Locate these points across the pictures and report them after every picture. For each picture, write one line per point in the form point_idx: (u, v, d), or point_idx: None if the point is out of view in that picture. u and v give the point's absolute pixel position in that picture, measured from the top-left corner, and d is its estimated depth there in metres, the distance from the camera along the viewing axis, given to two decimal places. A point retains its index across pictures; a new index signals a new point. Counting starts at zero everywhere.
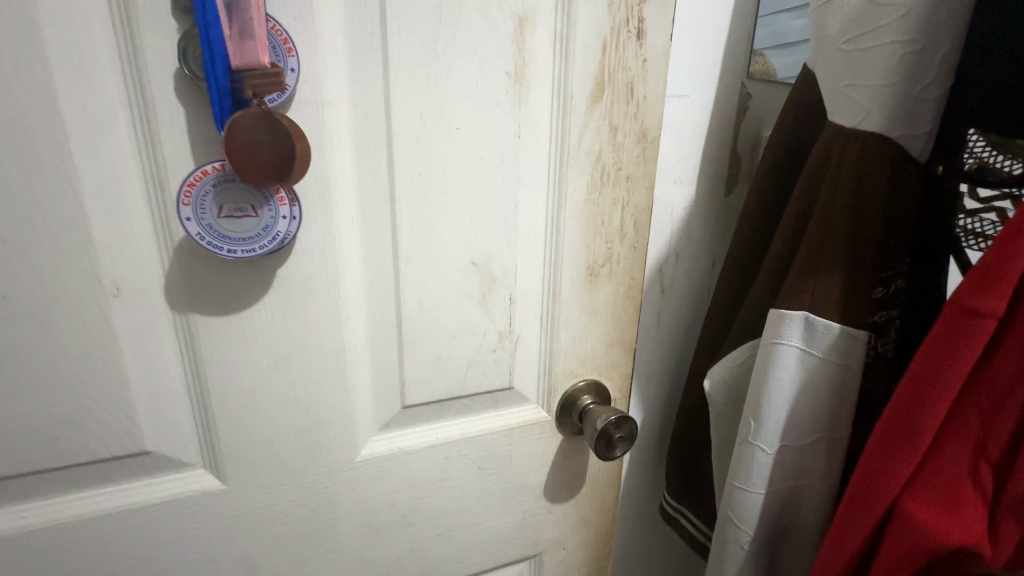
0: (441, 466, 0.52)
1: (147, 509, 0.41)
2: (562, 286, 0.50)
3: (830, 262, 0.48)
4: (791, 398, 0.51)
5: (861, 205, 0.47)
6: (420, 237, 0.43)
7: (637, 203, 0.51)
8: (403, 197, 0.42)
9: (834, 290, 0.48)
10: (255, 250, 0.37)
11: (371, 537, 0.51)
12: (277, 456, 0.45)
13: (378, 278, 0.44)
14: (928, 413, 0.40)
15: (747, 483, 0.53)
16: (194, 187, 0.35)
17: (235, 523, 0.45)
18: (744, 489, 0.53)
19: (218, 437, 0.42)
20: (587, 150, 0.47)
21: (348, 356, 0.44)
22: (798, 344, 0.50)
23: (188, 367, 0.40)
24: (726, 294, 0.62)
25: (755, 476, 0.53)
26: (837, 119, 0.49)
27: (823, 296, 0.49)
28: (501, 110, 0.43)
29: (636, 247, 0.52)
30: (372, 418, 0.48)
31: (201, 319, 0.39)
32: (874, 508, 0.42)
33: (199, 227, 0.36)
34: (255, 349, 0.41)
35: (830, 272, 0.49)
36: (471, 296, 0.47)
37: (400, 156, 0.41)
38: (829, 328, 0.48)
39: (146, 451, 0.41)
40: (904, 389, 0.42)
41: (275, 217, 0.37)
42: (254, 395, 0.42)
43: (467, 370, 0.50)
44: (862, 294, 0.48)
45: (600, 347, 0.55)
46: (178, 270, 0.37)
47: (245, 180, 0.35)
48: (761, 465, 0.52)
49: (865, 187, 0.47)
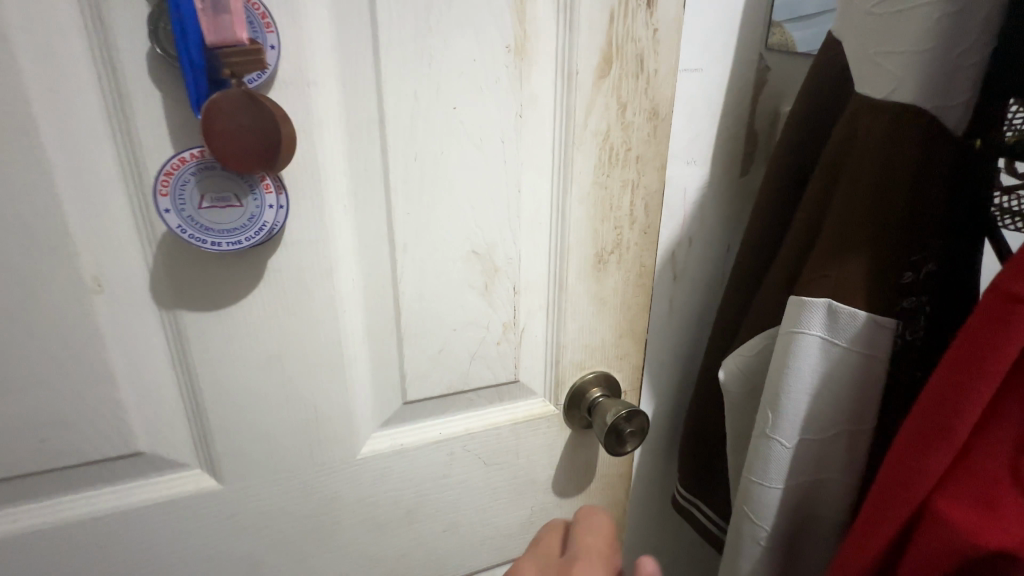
0: (445, 462, 0.50)
1: (143, 510, 0.40)
2: (569, 274, 0.48)
3: (855, 245, 0.45)
4: (811, 390, 0.48)
5: (890, 183, 0.44)
6: (417, 225, 0.41)
7: (647, 184, 0.48)
8: (398, 182, 0.39)
9: (859, 276, 0.45)
10: (241, 242, 0.35)
11: (375, 534, 0.49)
12: (276, 455, 0.43)
13: (374, 268, 0.42)
14: (965, 406, 0.37)
15: (765, 477, 0.51)
16: (172, 176, 0.33)
17: (235, 522, 0.44)
18: (761, 484, 0.51)
19: (213, 436, 0.41)
20: (594, 129, 0.44)
21: (346, 349, 0.42)
22: (820, 333, 0.47)
23: (178, 366, 0.38)
24: (741, 279, 0.59)
25: (774, 471, 0.50)
26: (865, 90, 0.45)
27: (847, 282, 0.46)
28: (501, 88, 0.40)
29: (647, 232, 0.49)
30: (373, 413, 0.46)
31: (189, 316, 0.37)
32: (902, 505, 0.40)
33: (179, 220, 0.33)
34: (248, 346, 0.39)
35: (853, 254, 0.45)
36: (473, 287, 0.45)
37: (393, 138, 0.38)
38: (854, 317, 0.45)
39: (140, 452, 0.39)
40: (941, 381, 0.39)
41: (260, 207, 0.35)
42: (248, 392, 0.40)
43: (470, 364, 0.48)
44: (889, 279, 0.45)
45: (609, 337, 0.52)
46: (162, 265, 0.35)
47: (226, 165, 0.32)
48: (779, 461, 0.50)
49: (896, 164, 0.43)
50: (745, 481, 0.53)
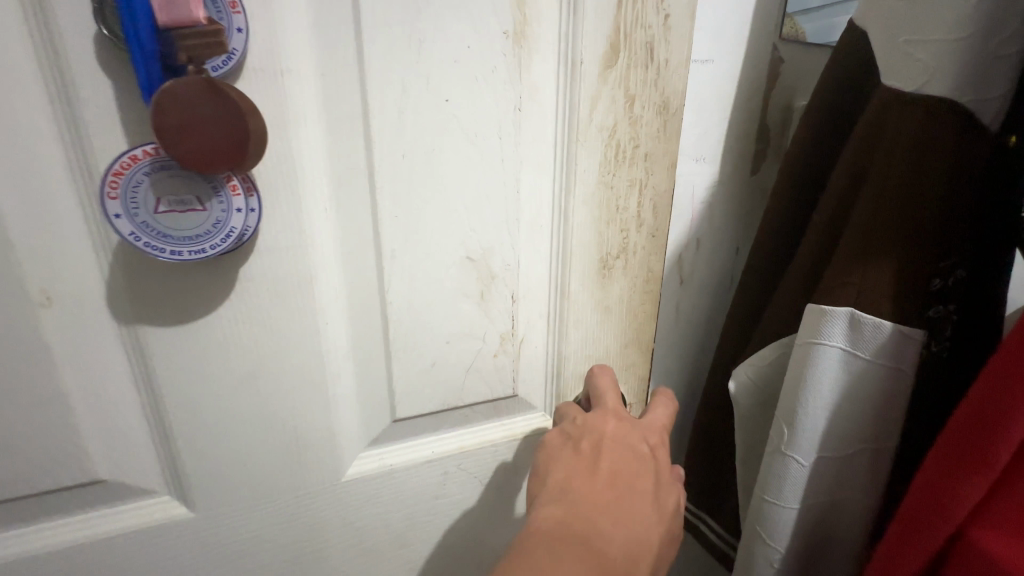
0: (438, 482, 0.47)
1: (106, 542, 0.37)
2: (571, 282, 0.44)
3: (880, 251, 0.42)
4: (831, 406, 0.45)
5: (921, 181, 0.40)
6: (405, 230, 0.37)
7: (656, 184, 0.44)
8: (384, 182, 0.36)
9: (884, 284, 0.42)
10: (205, 251, 0.31)
11: (363, 559, 0.46)
12: (253, 481, 0.40)
13: (359, 277, 0.38)
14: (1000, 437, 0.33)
15: (779, 496, 0.48)
16: (123, 177, 0.28)
17: (208, 553, 0.40)
18: (776, 504, 0.48)
19: (181, 462, 0.37)
20: (600, 125, 0.40)
21: (328, 365, 0.39)
22: (841, 344, 0.43)
23: (142, 387, 0.35)
24: (752, 284, 0.56)
25: (789, 490, 0.47)
26: (892, 83, 0.42)
27: (871, 290, 0.42)
28: (498, 78, 0.37)
29: (655, 235, 0.46)
30: (360, 432, 0.43)
31: (151, 332, 0.33)
32: (932, 532, 0.36)
33: (133, 227, 0.29)
34: (220, 364, 0.35)
35: (878, 260, 0.42)
36: (468, 296, 0.41)
37: (379, 133, 0.35)
38: (878, 327, 0.42)
39: (100, 479, 0.36)
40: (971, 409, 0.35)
41: (227, 210, 0.30)
42: (220, 413, 0.37)
43: (465, 378, 0.44)
44: (916, 287, 0.42)
45: (614, 347, 0.49)
46: (122, 277, 0.32)
47: (182, 163, 0.28)
48: (795, 480, 0.47)
49: (927, 161, 0.40)
50: (758, 498, 0.50)
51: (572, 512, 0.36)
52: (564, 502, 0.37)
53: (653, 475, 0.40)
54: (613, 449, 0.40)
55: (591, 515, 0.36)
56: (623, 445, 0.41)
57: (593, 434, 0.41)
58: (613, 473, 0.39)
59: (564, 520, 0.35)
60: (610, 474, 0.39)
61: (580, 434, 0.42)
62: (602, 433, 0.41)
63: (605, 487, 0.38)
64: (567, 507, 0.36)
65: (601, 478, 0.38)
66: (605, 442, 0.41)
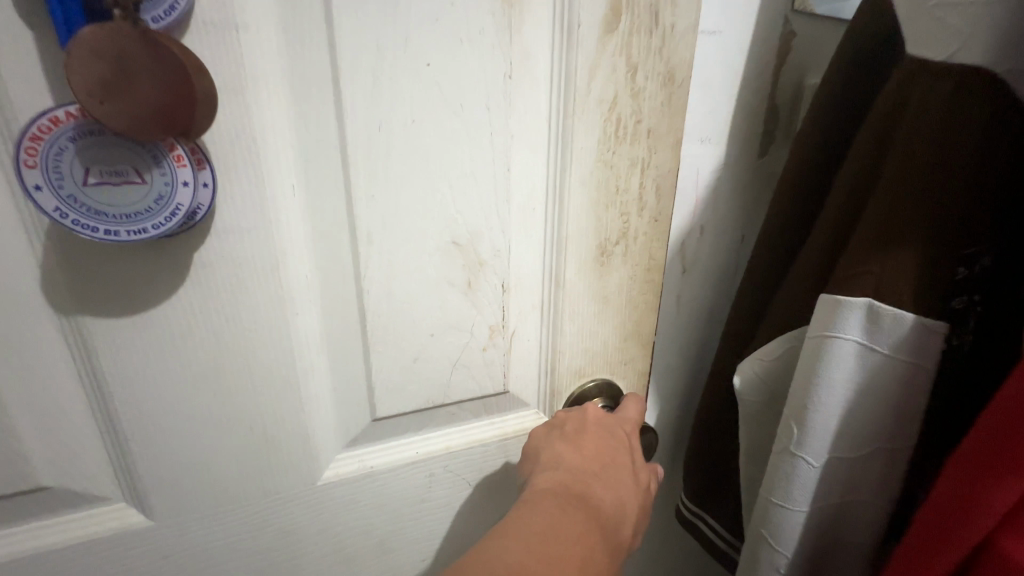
0: (423, 484, 0.43)
1: (53, 555, 0.33)
2: (567, 269, 0.41)
3: (902, 236, 0.38)
4: (845, 402, 0.41)
5: (949, 158, 0.36)
6: (383, 211, 0.34)
7: (659, 164, 0.40)
8: (359, 157, 0.32)
9: (905, 273, 0.38)
10: (147, 230, 0.27)
11: (344, 566, 0.43)
12: (218, 485, 0.36)
13: (332, 263, 0.34)
14: (989, 487, 0.29)
15: (787, 498, 0.45)
16: (43, 142, 0.24)
17: (170, 562, 0.37)
18: (784, 506, 0.45)
19: (135, 466, 0.34)
20: (599, 97, 0.36)
21: (301, 361, 0.35)
22: (857, 338, 0.40)
23: (87, 385, 0.31)
24: (758, 273, 0.52)
25: (798, 491, 0.44)
26: (920, 51, 0.38)
27: (891, 279, 0.38)
28: (485, 42, 0.33)
29: (658, 219, 0.42)
30: (337, 433, 0.39)
31: (94, 324, 0.30)
32: (947, 543, 0.31)
33: (57, 201, 0.25)
34: (175, 359, 0.32)
35: (899, 247, 0.38)
36: (454, 285, 0.38)
37: (352, 101, 0.31)
38: (899, 319, 0.38)
39: (43, 486, 0.32)
40: (965, 448, 0.31)
41: (171, 185, 0.27)
42: (177, 414, 0.33)
43: (451, 374, 0.41)
44: (939, 277, 0.38)
45: (613, 340, 0.45)
46: (56, 259, 0.28)
47: (107, 122, 0.24)
48: (804, 480, 0.44)
49: (955, 135, 0.36)
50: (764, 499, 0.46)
51: (568, 480, 0.38)
52: (560, 471, 0.39)
53: (634, 451, 0.43)
54: (596, 431, 0.42)
55: (585, 481, 0.39)
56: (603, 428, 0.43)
57: (578, 419, 0.43)
58: (599, 449, 0.41)
59: (563, 485, 0.38)
60: (597, 449, 0.41)
61: (565, 419, 0.43)
62: (585, 419, 0.43)
63: (593, 458, 0.40)
64: (563, 475, 0.39)
65: (589, 451, 0.41)
66: (588, 425, 0.43)
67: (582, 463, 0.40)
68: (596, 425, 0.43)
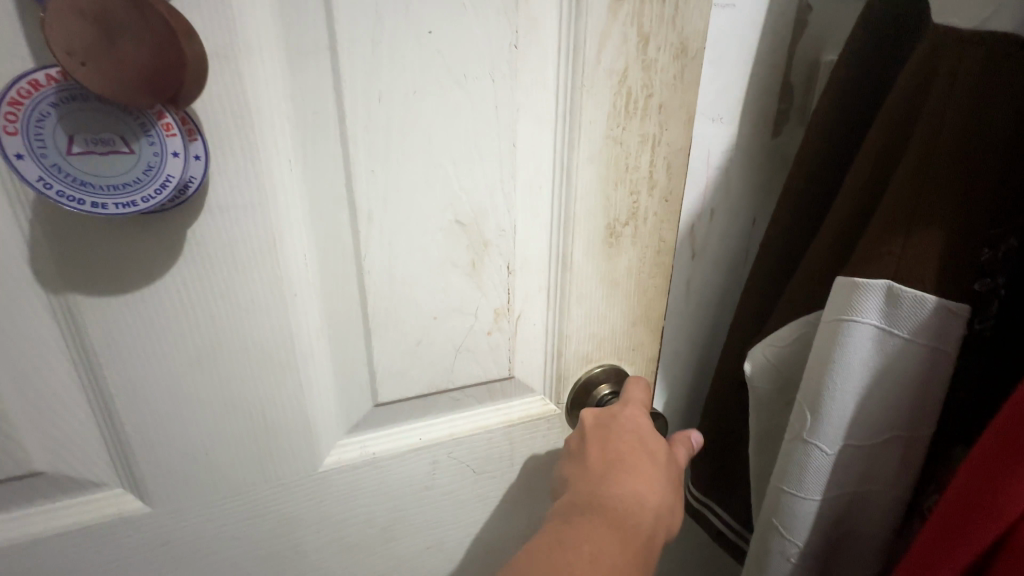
0: (427, 472, 0.43)
1: (48, 541, 0.33)
2: (574, 251, 0.39)
3: (928, 214, 0.35)
4: (861, 389, 0.39)
5: (980, 133, 0.33)
6: (384, 188, 0.32)
7: (671, 140, 0.39)
8: (358, 131, 0.31)
9: (930, 254, 0.35)
10: (135, 203, 0.26)
11: (347, 554, 0.43)
12: (217, 473, 0.35)
13: (331, 243, 0.33)
14: (975, 528, 0.28)
15: (798, 487, 0.42)
16: (23, 107, 0.23)
17: (169, 551, 0.36)
18: (795, 495, 0.43)
19: (132, 451, 0.33)
20: (608, 69, 0.35)
21: (300, 344, 0.34)
22: (875, 321, 0.37)
23: (79, 368, 0.30)
24: (771, 258, 0.50)
25: (811, 480, 0.42)
26: (945, 18, 0.36)
27: (917, 260, 0.35)
28: (489, 9, 0.31)
29: (669, 200, 0.41)
30: (338, 419, 0.38)
31: (85, 305, 0.29)
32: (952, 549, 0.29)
33: (41, 170, 0.24)
34: (169, 343, 0.31)
35: (924, 226, 0.35)
36: (457, 266, 0.36)
37: (350, 71, 0.29)
38: (920, 302, 0.35)
39: (36, 472, 0.31)
40: (955, 485, 0.30)
41: (159, 154, 0.26)
42: (173, 399, 0.32)
43: (454, 358, 0.40)
44: (965, 259, 0.35)
45: (621, 325, 0.44)
46: (43, 237, 0.27)
47: (81, 79, 0.22)
48: (818, 469, 0.41)
49: (990, 108, 0.33)
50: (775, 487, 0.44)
51: (586, 490, 0.38)
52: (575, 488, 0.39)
53: (646, 434, 0.40)
54: (599, 433, 0.41)
55: (605, 484, 0.37)
56: (610, 425, 0.41)
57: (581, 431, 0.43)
58: (609, 446, 0.39)
59: (582, 498, 0.37)
60: (608, 449, 0.39)
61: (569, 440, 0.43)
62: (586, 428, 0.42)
63: (604, 461, 0.39)
64: (578, 489, 0.38)
65: (600, 454, 0.39)
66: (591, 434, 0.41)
67: (594, 471, 0.39)
68: (600, 428, 0.41)
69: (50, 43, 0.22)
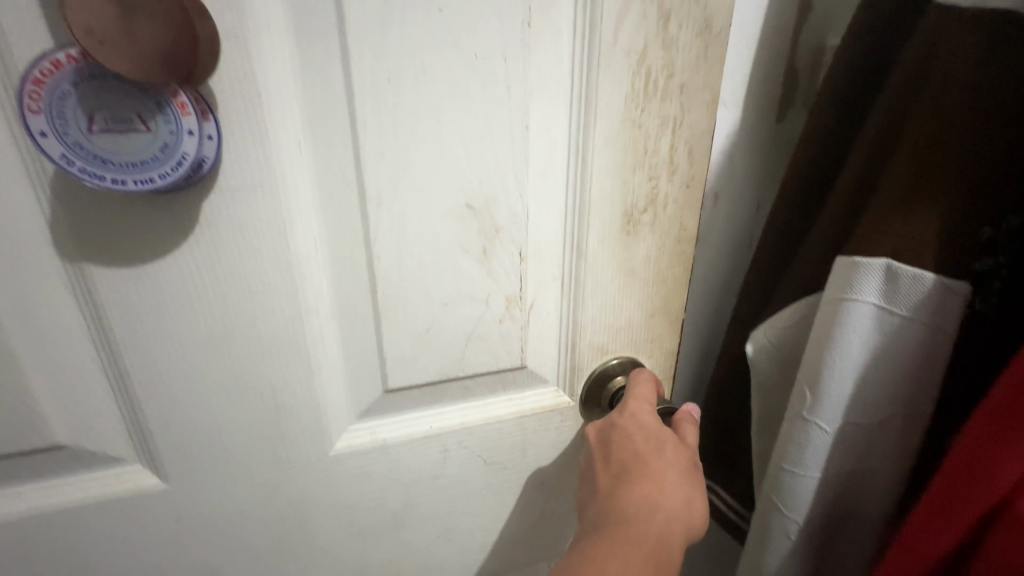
0: (437, 460, 0.42)
1: (74, 512, 0.34)
2: (589, 237, 0.38)
3: (929, 191, 0.32)
4: (859, 372, 0.36)
5: (989, 96, 0.31)
6: (393, 170, 0.32)
7: (693, 123, 0.37)
8: (366, 111, 0.30)
9: (930, 232, 0.33)
10: (154, 180, 0.26)
11: (358, 539, 0.43)
12: (230, 452, 0.36)
13: (341, 226, 0.33)
14: (976, 492, 0.30)
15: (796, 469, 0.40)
16: (44, 86, 0.23)
17: (185, 527, 0.37)
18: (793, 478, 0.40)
19: (149, 428, 0.34)
20: (627, 47, 0.33)
21: (310, 327, 0.34)
22: (874, 300, 0.35)
23: (99, 345, 0.31)
24: (774, 247, 0.46)
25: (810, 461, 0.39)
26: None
27: (915, 241, 0.33)
28: None
29: (689, 186, 0.39)
30: (349, 404, 0.39)
31: (105, 285, 0.29)
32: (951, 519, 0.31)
33: (63, 148, 0.24)
34: (184, 322, 0.31)
35: (923, 204, 0.33)
36: (468, 251, 0.36)
37: (358, 51, 0.29)
38: (918, 279, 0.33)
39: (60, 445, 0.33)
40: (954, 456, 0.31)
41: (176, 133, 0.26)
42: (187, 378, 0.33)
43: (465, 346, 0.39)
44: (967, 237, 0.32)
45: (638, 316, 0.43)
46: (67, 216, 0.28)
47: (105, 62, 0.23)
48: (817, 451, 0.39)
49: (1000, 72, 0.30)
50: (772, 476, 0.41)
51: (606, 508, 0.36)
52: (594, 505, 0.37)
53: (649, 437, 0.38)
54: (607, 443, 0.39)
55: (624, 501, 0.35)
56: (616, 433, 0.39)
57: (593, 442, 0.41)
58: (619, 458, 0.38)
59: (602, 518, 0.35)
60: (619, 462, 0.37)
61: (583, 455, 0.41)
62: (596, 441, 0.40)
63: (618, 475, 0.37)
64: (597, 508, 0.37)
65: (614, 469, 0.37)
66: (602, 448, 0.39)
67: (610, 488, 0.37)
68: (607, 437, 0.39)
69: (72, 29, 0.22)
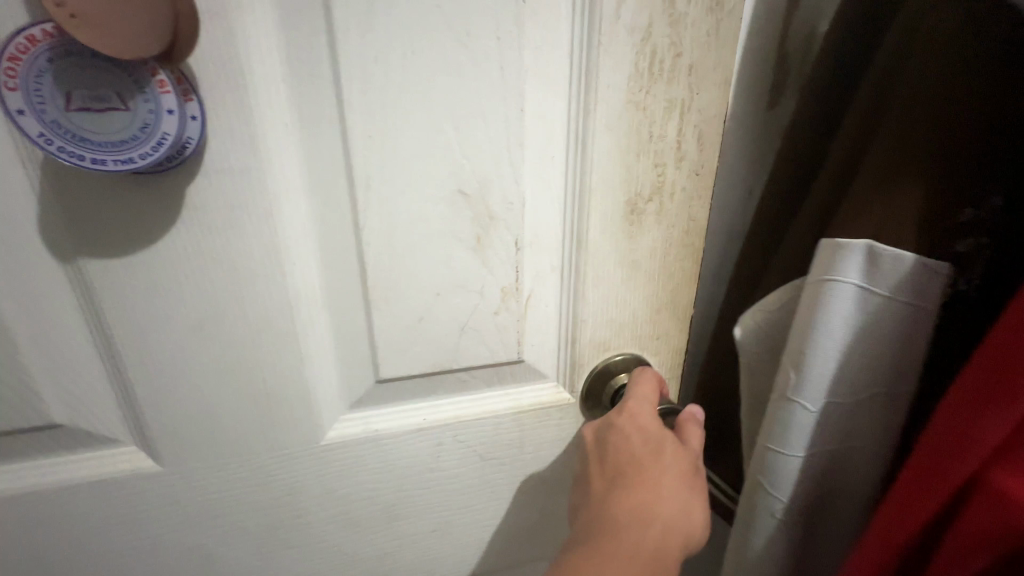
0: (431, 453, 0.42)
1: (72, 489, 0.35)
2: (589, 227, 0.36)
3: (909, 168, 0.30)
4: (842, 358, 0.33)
5: (978, 66, 0.28)
6: (383, 154, 0.31)
7: (703, 106, 0.35)
8: (354, 93, 0.29)
9: (908, 214, 0.30)
10: (133, 160, 0.26)
11: (351, 529, 0.42)
12: (221, 437, 0.36)
13: (331, 211, 0.32)
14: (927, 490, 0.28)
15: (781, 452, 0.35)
16: (21, 63, 0.23)
17: (180, 510, 0.37)
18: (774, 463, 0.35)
19: (142, 410, 0.34)
20: (630, 25, 0.31)
21: (299, 314, 0.34)
22: (858, 280, 0.31)
23: (91, 326, 0.31)
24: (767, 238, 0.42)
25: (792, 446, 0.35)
26: None
27: (894, 224, 0.30)
28: None
29: (699, 173, 0.37)
30: (341, 393, 0.38)
31: (94, 266, 0.30)
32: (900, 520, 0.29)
33: (41, 126, 0.24)
34: (172, 305, 0.31)
35: (902, 183, 0.30)
36: (461, 240, 0.35)
37: (345, 29, 0.28)
38: (898, 260, 0.30)
39: (58, 424, 0.33)
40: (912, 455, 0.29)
41: (154, 112, 0.26)
42: (177, 361, 0.33)
43: (459, 338, 0.38)
44: (944, 218, 0.30)
45: (643, 311, 0.41)
46: (54, 197, 0.28)
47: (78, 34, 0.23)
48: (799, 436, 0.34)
49: (978, 37, 0.28)
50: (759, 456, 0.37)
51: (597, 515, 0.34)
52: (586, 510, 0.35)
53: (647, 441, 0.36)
54: (602, 445, 0.37)
55: (616, 509, 0.34)
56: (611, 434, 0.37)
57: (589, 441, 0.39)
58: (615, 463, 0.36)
59: (593, 524, 0.34)
60: (615, 467, 0.36)
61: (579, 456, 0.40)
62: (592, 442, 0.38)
63: (613, 481, 0.35)
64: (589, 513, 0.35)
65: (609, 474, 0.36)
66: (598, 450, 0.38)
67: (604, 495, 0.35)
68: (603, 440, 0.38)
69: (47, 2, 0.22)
